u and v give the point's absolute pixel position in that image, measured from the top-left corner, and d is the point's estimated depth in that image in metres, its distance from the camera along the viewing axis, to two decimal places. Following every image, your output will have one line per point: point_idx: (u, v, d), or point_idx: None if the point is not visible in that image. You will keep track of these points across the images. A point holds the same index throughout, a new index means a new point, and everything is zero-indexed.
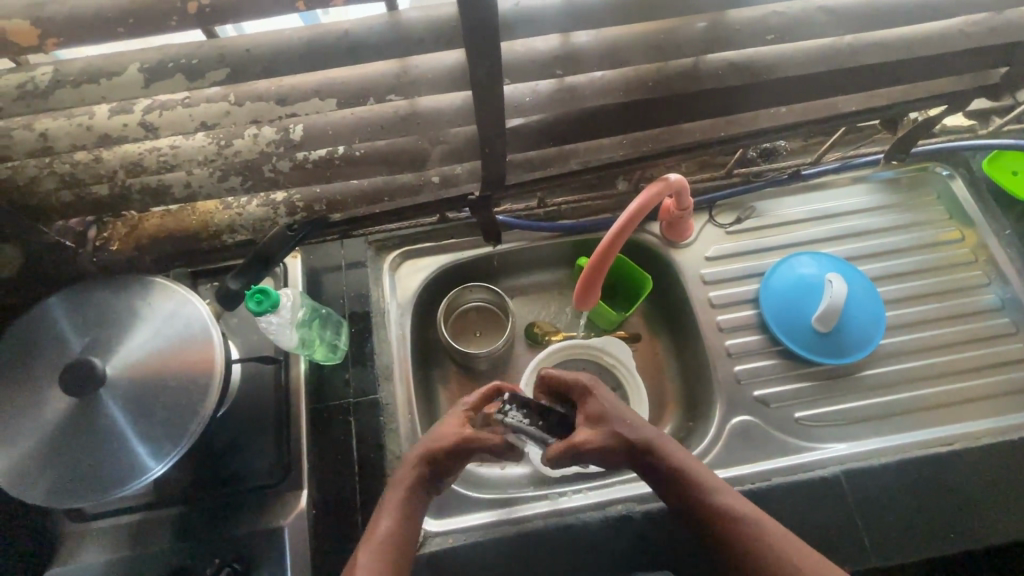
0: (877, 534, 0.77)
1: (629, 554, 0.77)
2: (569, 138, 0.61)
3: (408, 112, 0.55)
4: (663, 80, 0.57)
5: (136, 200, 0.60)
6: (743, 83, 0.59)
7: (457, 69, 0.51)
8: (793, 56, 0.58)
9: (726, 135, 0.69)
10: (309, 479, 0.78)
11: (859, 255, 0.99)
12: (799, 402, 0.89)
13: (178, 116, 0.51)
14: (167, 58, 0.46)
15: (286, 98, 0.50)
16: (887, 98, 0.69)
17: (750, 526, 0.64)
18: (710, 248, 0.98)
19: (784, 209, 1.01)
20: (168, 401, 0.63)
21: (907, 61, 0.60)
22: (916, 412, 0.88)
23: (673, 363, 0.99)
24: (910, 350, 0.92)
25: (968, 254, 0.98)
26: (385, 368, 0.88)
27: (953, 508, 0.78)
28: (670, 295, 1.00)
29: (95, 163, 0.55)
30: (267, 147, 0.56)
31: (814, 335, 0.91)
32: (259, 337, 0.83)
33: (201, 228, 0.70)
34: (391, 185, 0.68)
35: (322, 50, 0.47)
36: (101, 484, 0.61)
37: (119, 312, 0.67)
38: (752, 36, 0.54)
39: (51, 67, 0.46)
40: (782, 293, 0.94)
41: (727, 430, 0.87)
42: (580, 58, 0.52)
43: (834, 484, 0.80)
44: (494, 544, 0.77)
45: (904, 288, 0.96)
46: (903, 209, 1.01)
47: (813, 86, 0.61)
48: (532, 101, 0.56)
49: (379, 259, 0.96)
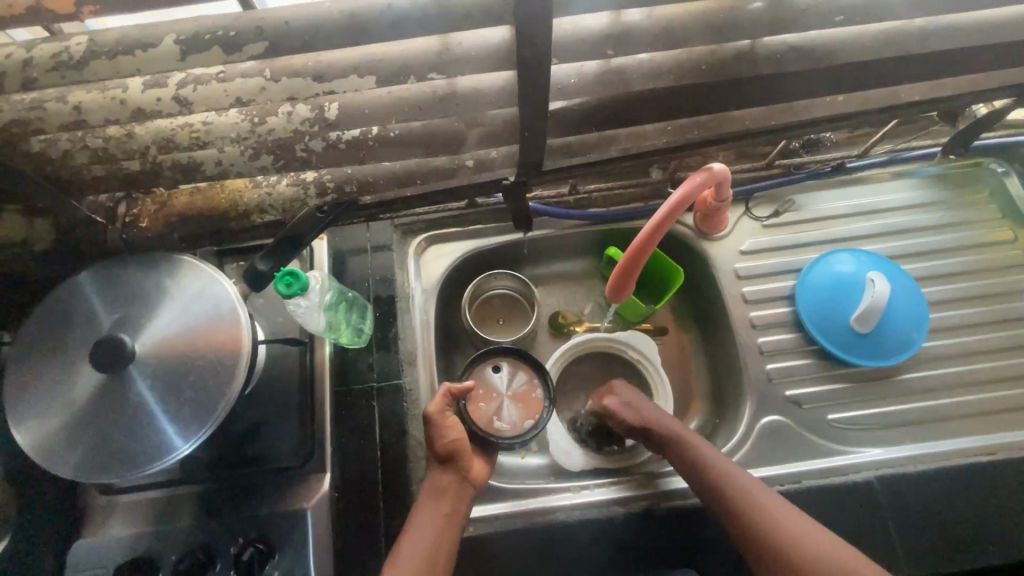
0: (911, 543, 0.75)
1: (653, 551, 0.76)
2: (613, 123, 0.58)
3: (447, 92, 0.52)
4: (717, 63, 0.54)
5: (167, 176, 0.59)
6: (802, 69, 0.56)
7: (502, 48, 0.48)
8: (859, 40, 0.54)
9: (777, 125, 0.66)
10: (332, 463, 0.78)
11: (903, 253, 0.95)
12: (833, 404, 0.86)
13: (212, 91, 0.49)
14: (204, 30, 0.44)
15: (323, 74, 0.48)
16: (953, 88, 0.64)
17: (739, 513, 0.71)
18: (746, 241, 0.95)
19: (825, 204, 0.97)
20: (196, 381, 0.63)
21: (983, 48, 0.56)
22: (957, 419, 0.85)
23: (700, 359, 0.97)
24: (953, 355, 0.89)
25: (1019, 256, 0.94)
26: (410, 354, 0.87)
27: (993, 520, 0.76)
28: (700, 289, 0.97)
29: (128, 138, 0.54)
30: (300, 125, 0.54)
31: (853, 336, 0.88)
32: (284, 318, 0.83)
33: (230, 207, 0.68)
34: (423, 168, 0.65)
35: (362, 23, 0.45)
36: (130, 461, 0.61)
37: (148, 289, 0.66)
38: (817, 17, 0.50)
39: (85, 37, 0.45)
40: (820, 291, 0.90)
41: (756, 430, 0.84)
42: (632, 37, 0.49)
43: (867, 489, 0.77)
44: (516, 535, 0.77)
45: (947, 289, 0.92)
46: (952, 207, 0.97)
47: (878, 72, 0.57)
48: (577, 82, 0.53)
49: (405, 243, 0.94)
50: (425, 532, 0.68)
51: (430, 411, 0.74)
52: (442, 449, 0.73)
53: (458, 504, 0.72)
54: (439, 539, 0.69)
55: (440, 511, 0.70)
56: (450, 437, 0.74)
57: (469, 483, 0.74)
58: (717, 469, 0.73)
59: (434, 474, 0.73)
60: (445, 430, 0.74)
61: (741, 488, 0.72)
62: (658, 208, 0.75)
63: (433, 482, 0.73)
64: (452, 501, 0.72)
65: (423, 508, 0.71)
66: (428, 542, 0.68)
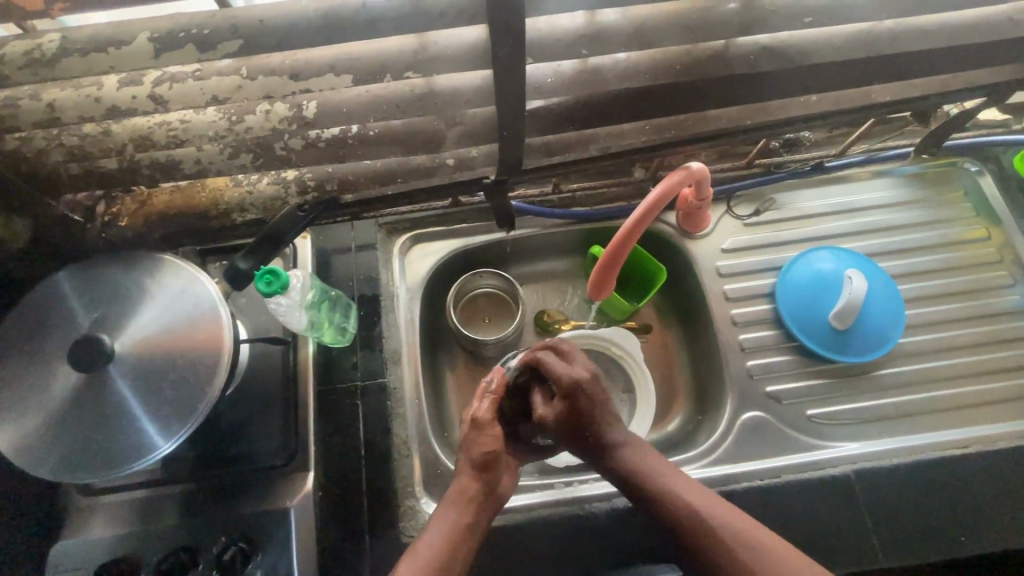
0: (886, 534, 0.76)
1: (635, 547, 0.77)
2: (591, 122, 0.59)
3: (425, 90, 0.53)
4: (692, 63, 0.55)
5: (145, 174, 0.58)
6: (776, 69, 0.57)
7: (479, 47, 0.49)
8: (830, 40, 0.55)
9: (753, 124, 0.67)
10: (316, 462, 0.78)
11: (881, 251, 0.96)
12: (812, 400, 0.88)
13: (189, 89, 0.49)
14: (178, 28, 0.44)
15: (300, 73, 0.49)
16: (924, 88, 0.66)
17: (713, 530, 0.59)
18: (727, 240, 0.96)
19: (805, 202, 0.99)
20: (177, 380, 0.62)
21: (951, 49, 0.58)
22: (932, 413, 0.86)
23: (684, 356, 0.98)
24: (929, 350, 0.90)
25: (993, 254, 0.96)
26: (394, 353, 0.87)
27: (967, 511, 0.77)
28: (683, 287, 0.98)
29: (104, 136, 0.53)
30: (279, 124, 0.54)
31: (831, 332, 0.89)
32: (267, 317, 0.83)
33: (211, 206, 0.68)
34: (405, 167, 0.66)
35: (337, 21, 0.45)
36: (109, 461, 0.60)
37: (128, 288, 0.66)
38: (788, 18, 0.51)
39: (58, 35, 0.45)
40: (799, 288, 0.91)
41: (737, 425, 0.86)
42: (607, 37, 0.50)
43: (845, 483, 0.79)
44: (501, 532, 0.77)
45: (924, 286, 0.94)
46: (928, 206, 0.99)
47: (849, 73, 0.58)
48: (554, 81, 0.54)
49: (389, 242, 0.94)
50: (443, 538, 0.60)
51: (478, 416, 0.69)
52: (480, 455, 0.66)
53: (481, 517, 0.64)
54: (456, 550, 0.60)
55: (461, 519, 0.62)
56: (491, 445, 0.67)
57: (500, 496, 0.66)
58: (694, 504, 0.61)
59: (465, 481, 0.65)
60: (485, 440, 0.67)
61: (699, 504, 0.61)
62: (637, 208, 0.76)
63: (462, 487, 0.65)
64: (476, 511, 0.64)
65: (442, 513, 0.63)
66: (443, 548, 0.60)
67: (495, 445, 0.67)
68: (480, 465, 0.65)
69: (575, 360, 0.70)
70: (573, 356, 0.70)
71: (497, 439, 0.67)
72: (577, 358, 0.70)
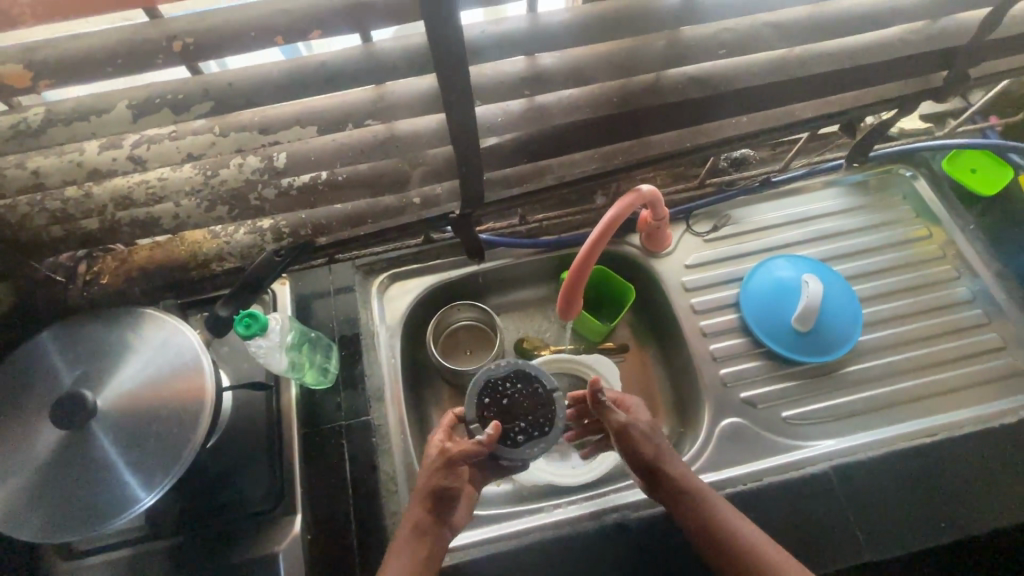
0: (868, 526, 0.78)
1: (628, 564, 0.77)
2: (543, 153, 0.64)
3: (386, 136, 0.57)
4: (627, 96, 0.61)
5: (125, 231, 0.61)
6: (703, 96, 0.63)
7: (431, 93, 0.54)
8: (746, 67, 0.62)
9: (694, 145, 0.72)
10: (304, 504, 0.79)
11: (834, 256, 1.02)
12: (785, 401, 0.91)
13: (165, 148, 0.53)
14: (154, 94, 0.49)
15: (268, 127, 0.53)
16: (839, 105, 0.73)
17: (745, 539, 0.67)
18: (689, 256, 1.01)
19: (759, 216, 1.05)
20: (161, 430, 0.63)
21: (856, 69, 0.65)
22: (899, 405, 0.90)
23: (661, 371, 1.01)
24: (889, 345, 0.95)
25: (936, 250, 1.02)
26: (377, 390, 0.89)
27: (941, 497, 0.79)
28: (654, 305, 1.02)
29: (86, 198, 0.57)
30: (252, 175, 0.58)
31: (796, 335, 0.93)
32: (250, 364, 0.84)
33: (190, 258, 0.72)
34: (375, 207, 0.70)
35: (301, 78, 0.50)
36: (94, 517, 0.61)
37: (110, 344, 0.68)
38: (706, 51, 0.57)
39: (42, 108, 0.49)
40: (761, 297, 0.96)
41: (716, 433, 0.88)
42: (546, 78, 0.56)
43: (823, 479, 0.81)
44: (494, 559, 0.77)
45: (879, 285, 0.99)
46: (872, 211, 1.05)
47: (768, 95, 0.65)
48: (503, 120, 0.59)
49: (368, 282, 0.97)
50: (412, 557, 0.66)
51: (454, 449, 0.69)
52: (437, 488, 0.68)
53: (438, 547, 0.68)
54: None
55: (416, 547, 0.67)
56: (456, 481, 0.69)
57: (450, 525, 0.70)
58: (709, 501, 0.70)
59: (417, 512, 0.68)
60: (444, 476, 0.69)
61: (728, 513, 0.69)
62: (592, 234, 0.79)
63: (414, 521, 0.68)
64: (431, 542, 0.68)
65: (400, 548, 0.66)
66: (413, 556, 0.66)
67: (446, 481, 0.69)
68: (437, 497, 0.69)
69: (623, 395, 0.80)
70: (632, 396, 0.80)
71: (456, 479, 0.70)
72: (623, 395, 0.80)
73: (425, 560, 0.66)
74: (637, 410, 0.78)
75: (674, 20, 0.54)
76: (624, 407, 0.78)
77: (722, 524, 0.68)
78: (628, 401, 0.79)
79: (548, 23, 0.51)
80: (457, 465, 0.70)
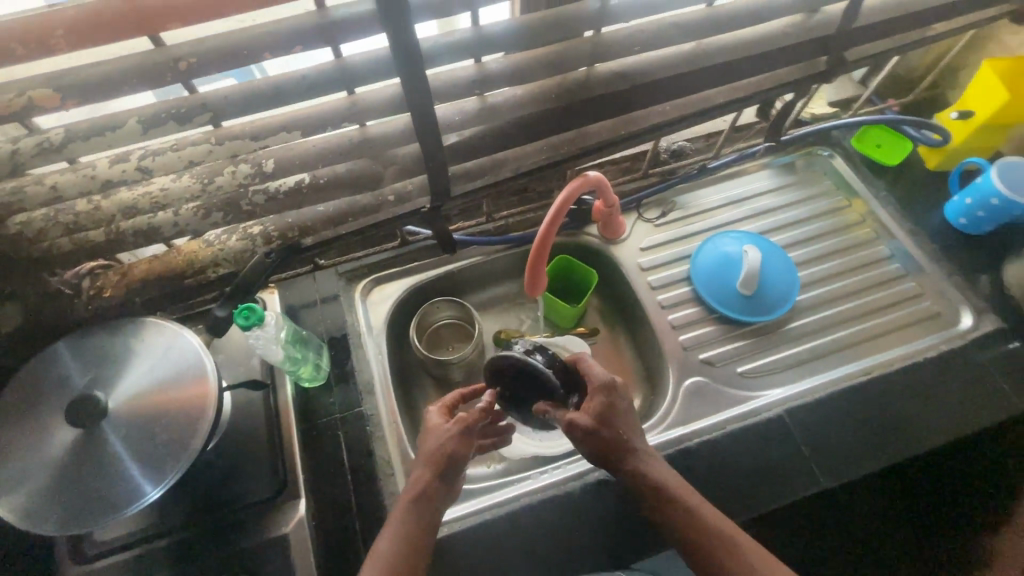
0: (818, 458, 0.87)
1: (611, 515, 0.84)
2: (497, 146, 0.74)
3: (360, 137, 0.67)
4: (563, 91, 0.72)
5: (130, 241, 0.68)
6: (627, 88, 0.74)
7: (396, 97, 0.64)
8: (660, 61, 0.73)
9: (628, 133, 0.83)
10: (306, 491, 0.84)
11: (770, 229, 1.14)
12: (740, 359, 1.01)
13: (169, 159, 0.61)
14: (160, 110, 0.57)
15: (258, 135, 0.62)
16: (747, 90, 0.85)
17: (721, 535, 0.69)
18: (643, 240, 1.11)
19: (702, 200, 1.17)
20: (170, 423, 0.69)
21: (752, 58, 0.77)
22: (839, 352, 1.00)
23: (629, 346, 1.10)
24: (826, 301, 1.06)
25: (858, 216, 1.15)
26: (367, 383, 0.96)
27: (878, 426, 0.89)
28: (616, 287, 1.12)
29: (96, 211, 0.64)
30: (244, 181, 0.65)
31: (742, 300, 1.04)
32: (246, 367, 0.90)
33: (186, 267, 0.77)
34: (353, 207, 0.76)
35: (285, 89, 0.59)
36: (111, 505, 0.65)
37: (116, 351, 0.74)
38: (623, 49, 0.69)
39: (62, 129, 0.57)
40: (709, 269, 1.07)
41: (681, 393, 0.97)
42: (492, 79, 0.66)
43: (777, 421, 0.90)
44: (488, 524, 0.83)
45: (811, 251, 1.11)
46: (800, 187, 1.18)
47: (683, 84, 0.76)
48: (460, 118, 0.69)
49: (351, 288, 1.04)
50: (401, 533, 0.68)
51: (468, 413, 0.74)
52: (447, 453, 0.72)
53: (436, 514, 0.71)
54: (416, 543, 0.68)
55: (423, 513, 0.70)
56: (463, 449, 0.73)
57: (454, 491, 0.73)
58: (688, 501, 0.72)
59: (428, 477, 0.71)
60: (455, 443, 0.73)
61: (708, 513, 0.71)
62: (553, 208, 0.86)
63: (421, 486, 0.71)
64: (432, 508, 0.71)
65: (400, 514, 0.70)
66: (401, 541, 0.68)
67: (460, 450, 0.73)
68: (444, 462, 0.72)
69: (595, 372, 0.76)
70: (592, 370, 0.76)
71: (467, 450, 0.74)
72: (596, 372, 0.76)
73: (419, 527, 0.69)
74: (610, 393, 0.75)
75: (592, 24, 0.65)
76: (598, 389, 0.75)
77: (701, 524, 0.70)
78: (605, 383, 0.75)
79: (488, 32, 0.62)
80: (471, 436, 0.74)
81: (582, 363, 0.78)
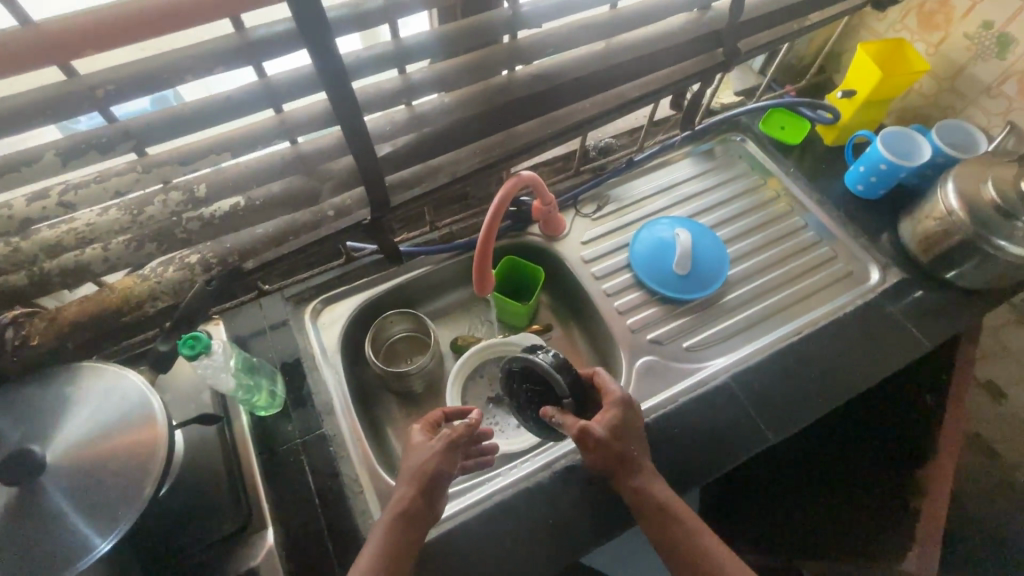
0: (762, 416, 0.93)
1: (581, 500, 0.87)
2: (430, 153, 0.76)
3: (293, 155, 0.68)
4: (486, 96, 0.75)
5: (57, 281, 0.66)
6: (546, 87, 0.78)
7: (324, 112, 0.65)
8: (571, 62, 0.79)
9: (558, 131, 0.86)
10: (274, 521, 0.82)
11: (699, 211, 1.22)
12: (684, 335, 1.07)
13: (93, 191, 0.60)
14: (78, 141, 0.56)
15: (186, 159, 0.62)
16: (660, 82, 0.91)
17: (700, 544, 0.76)
18: (584, 233, 1.17)
19: (633, 191, 1.23)
20: (118, 469, 0.65)
21: (656, 53, 0.84)
22: (771, 318, 1.08)
23: (581, 337, 1.14)
24: (754, 273, 1.14)
25: (775, 191, 1.24)
26: (327, 404, 0.95)
27: (811, 380, 0.97)
28: (563, 281, 1.16)
29: (13, 252, 0.61)
30: (175, 208, 0.64)
31: (680, 279, 1.10)
32: (197, 403, 0.87)
33: (123, 303, 0.75)
34: (293, 224, 0.78)
35: (210, 110, 0.59)
36: (56, 567, 0.61)
37: (51, 401, 0.70)
38: (536, 50, 0.73)
39: None
40: (647, 254, 1.13)
41: (634, 374, 1.01)
42: (415, 88, 0.69)
43: (723, 388, 0.96)
44: (464, 526, 0.84)
45: (737, 228, 1.20)
46: (721, 170, 1.27)
47: (599, 81, 0.81)
48: (390, 128, 0.72)
49: (300, 311, 1.03)
50: (380, 555, 0.70)
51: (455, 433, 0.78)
52: (429, 471, 0.76)
53: (420, 531, 0.74)
54: (399, 560, 0.71)
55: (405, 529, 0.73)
56: (446, 466, 0.77)
57: (435, 513, 0.75)
58: (682, 513, 0.78)
59: (410, 495, 0.74)
60: (439, 460, 0.77)
61: (696, 525, 0.77)
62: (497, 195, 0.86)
63: (404, 507, 0.73)
64: (416, 527, 0.73)
65: (382, 531, 0.72)
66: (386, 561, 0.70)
67: (442, 467, 0.77)
68: (427, 481, 0.75)
69: (612, 390, 0.83)
70: (608, 387, 0.84)
71: (450, 465, 0.78)
72: (610, 389, 0.84)
73: (398, 545, 0.72)
74: (627, 408, 0.82)
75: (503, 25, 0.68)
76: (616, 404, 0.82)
77: (690, 533, 0.77)
78: (623, 399, 0.82)
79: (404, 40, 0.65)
80: (454, 450, 0.79)
81: (599, 378, 0.86)
